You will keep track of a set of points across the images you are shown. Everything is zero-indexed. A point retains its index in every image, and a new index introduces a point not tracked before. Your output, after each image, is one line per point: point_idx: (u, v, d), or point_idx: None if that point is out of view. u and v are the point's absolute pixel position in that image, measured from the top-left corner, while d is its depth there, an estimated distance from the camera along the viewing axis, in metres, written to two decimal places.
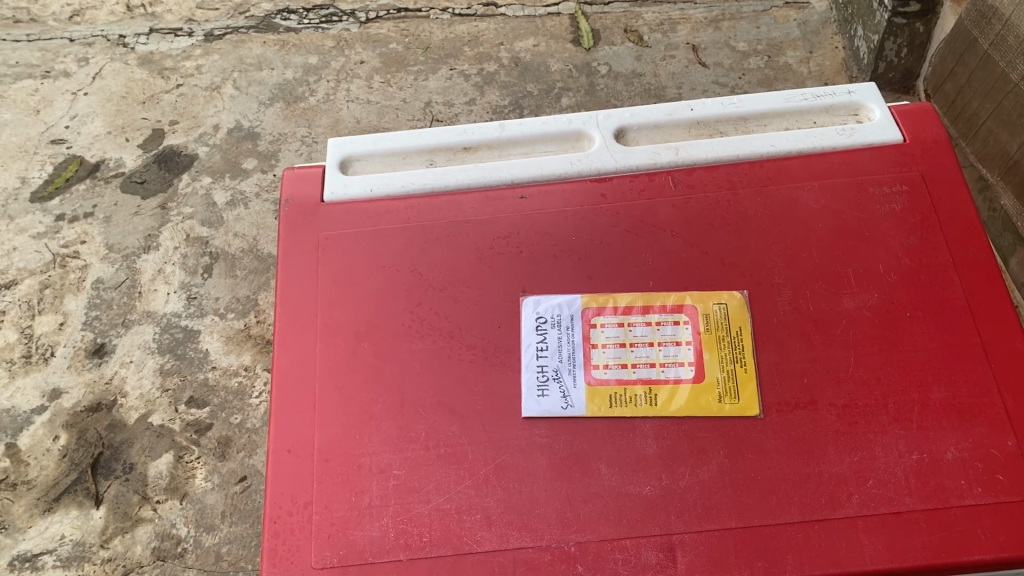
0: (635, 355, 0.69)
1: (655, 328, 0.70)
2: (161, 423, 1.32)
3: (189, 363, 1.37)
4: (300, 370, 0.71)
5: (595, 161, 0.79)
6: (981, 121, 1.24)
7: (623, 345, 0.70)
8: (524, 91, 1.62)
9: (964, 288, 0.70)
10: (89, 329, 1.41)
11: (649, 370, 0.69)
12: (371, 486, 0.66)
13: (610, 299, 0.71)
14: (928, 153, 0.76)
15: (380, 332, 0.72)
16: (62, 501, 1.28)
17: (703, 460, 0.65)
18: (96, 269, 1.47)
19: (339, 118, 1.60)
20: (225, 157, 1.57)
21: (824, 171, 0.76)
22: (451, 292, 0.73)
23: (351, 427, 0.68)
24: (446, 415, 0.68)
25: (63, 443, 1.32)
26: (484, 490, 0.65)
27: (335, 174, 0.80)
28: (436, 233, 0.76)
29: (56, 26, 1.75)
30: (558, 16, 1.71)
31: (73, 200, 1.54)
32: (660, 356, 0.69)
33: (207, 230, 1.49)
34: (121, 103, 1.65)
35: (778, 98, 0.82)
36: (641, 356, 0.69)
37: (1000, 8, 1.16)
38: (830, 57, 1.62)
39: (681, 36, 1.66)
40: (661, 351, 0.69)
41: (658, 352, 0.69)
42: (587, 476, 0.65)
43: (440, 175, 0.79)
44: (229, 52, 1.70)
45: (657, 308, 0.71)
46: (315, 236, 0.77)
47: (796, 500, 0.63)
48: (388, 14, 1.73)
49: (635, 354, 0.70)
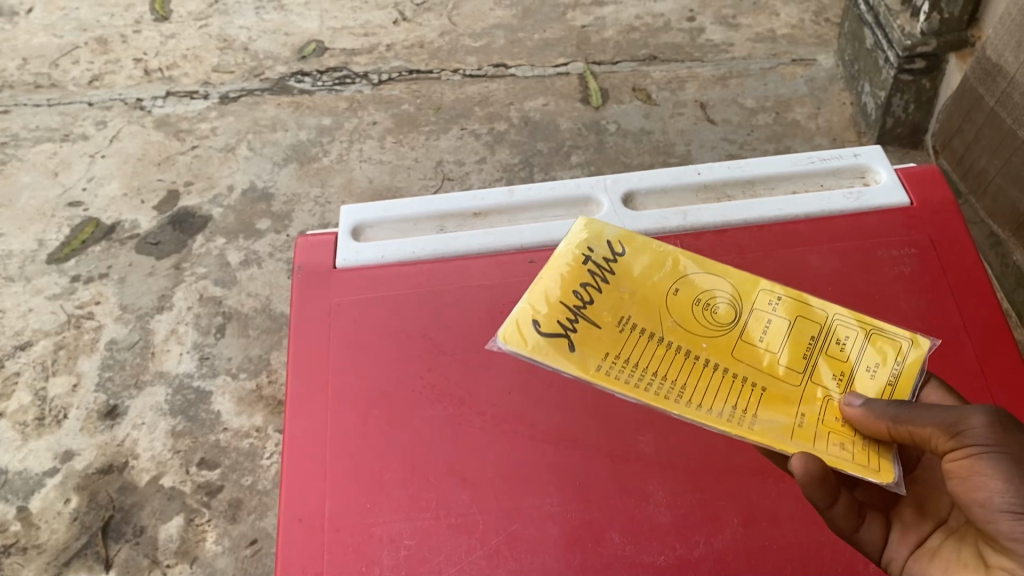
0: (850, 347, 0.65)
1: (710, 314, 0.66)
2: (172, 484, 1.27)
3: (201, 424, 1.33)
4: (311, 437, 0.71)
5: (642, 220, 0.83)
6: (990, 176, 1.29)
7: (898, 341, 0.65)
8: (534, 149, 1.63)
9: (975, 352, 0.72)
10: (102, 391, 1.38)
11: (870, 375, 0.64)
12: (381, 557, 0.66)
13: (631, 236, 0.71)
14: (935, 217, 0.80)
15: (390, 399, 0.72)
16: (72, 565, 1.22)
17: (717, 528, 0.66)
18: (110, 330, 1.44)
19: (352, 177, 1.62)
20: (239, 219, 1.58)
21: (831, 234, 0.79)
22: (461, 356, 0.74)
23: (362, 496, 0.68)
24: (456, 483, 0.68)
25: (74, 506, 1.27)
26: (496, 562, 0.65)
27: (346, 241, 0.83)
28: (447, 297, 0.78)
29: (76, 91, 1.79)
30: (567, 76, 1.74)
31: (89, 260, 1.54)
32: (815, 361, 0.64)
33: (220, 290, 1.47)
34: (137, 165, 1.67)
35: (784, 162, 0.86)
36: (867, 364, 0.64)
37: (1005, 67, 1.23)
38: (838, 113, 1.63)
39: (689, 93, 1.68)
40: (790, 342, 0.66)
41: (804, 346, 0.65)
42: (601, 545, 0.65)
43: (450, 241, 0.82)
44: (244, 114, 1.73)
45: (608, 342, 0.63)
46: (327, 301, 0.78)
47: (814, 570, 0.64)
48: (400, 76, 1.76)
49: (905, 367, 0.64)
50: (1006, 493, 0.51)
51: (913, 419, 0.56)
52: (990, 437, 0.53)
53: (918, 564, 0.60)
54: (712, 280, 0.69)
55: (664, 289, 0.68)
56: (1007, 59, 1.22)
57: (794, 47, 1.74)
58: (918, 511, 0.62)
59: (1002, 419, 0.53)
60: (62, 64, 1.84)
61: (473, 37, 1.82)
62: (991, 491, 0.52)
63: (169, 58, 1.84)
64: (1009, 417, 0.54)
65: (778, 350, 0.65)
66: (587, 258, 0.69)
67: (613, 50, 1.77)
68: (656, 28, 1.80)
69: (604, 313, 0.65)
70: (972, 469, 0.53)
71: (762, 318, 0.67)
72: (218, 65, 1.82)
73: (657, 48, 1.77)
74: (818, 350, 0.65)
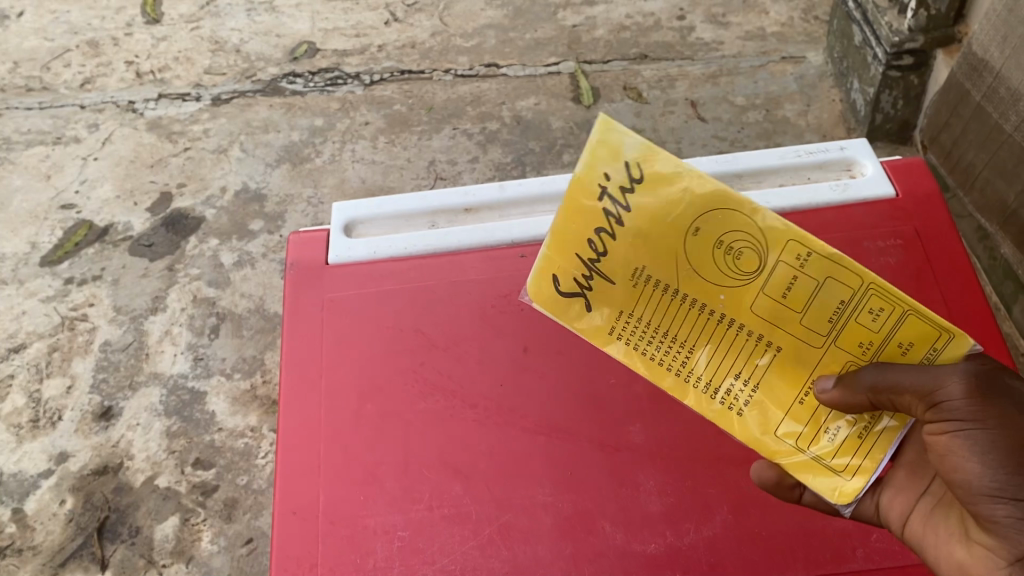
0: (882, 319, 0.55)
1: (731, 261, 0.56)
2: (167, 485, 1.28)
3: (195, 424, 1.33)
4: (306, 432, 0.73)
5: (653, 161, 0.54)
6: (977, 170, 1.31)
7: (942, 329, 0.54)
8: (526, 148, 1.64)
9: None
10: (97, 392, 1.38)
11: (903, 351, 0.56)
12: (376, 548, 0.68)
13: (658, 150, 0.54)
14: (921, 208, 0.82)
15: (383, 393, 0.74)
16: (68, 567, 1.22)
17: (707, 516, 0.68)
18: (104, 332, 1.45)
19: (344, 178, 1.62)
20: (232, 219, 1.58)
21: (818, 229, 0.82)
22: (453, 350, 0.76)
23: (357, 489, 0.70)
24: (450, 475, 0.70)
25: (70, 507, 1.27)
26: (489, 551, 0.67)
27: (338, 239, 0.84)
28: (438, 292, 0.80)
29: (67, 94, 1.80)
30: (558, 75, 1.74)
31: (82, 263, 1.54)
32: (844, 326, 0.57)
33: (213, 291, 1.48)
34: (130, 167, 1.67)
35: (771, 156, 0.88)
36: (902, 341, 0.56)
37: (990, 62, 1.24)
38: (828, 110, 1.64)
39: (680, 92, 1.69)
40: (817, 300, 0.56)
41: (832, 309, 0.56)
42: (591, 534, 0.68)
43: (442, 237, 0.84)
44: (237, 116, 1.73)
45: (623, 300, 0.61)
46: (319, 297, 0.80)
47: (802, 556, 0.67)
48: (392, 76, 1.77)
49: (941, 355, 0.55)
50: (982, 473, 0.52)
51: (891, 386, 0.55)
52: (966, 410, 0.52)
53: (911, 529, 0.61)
54: (742, 222, 0.54)
55: (681, 228, 0.56)
56: (993, 54, 1.23)
57: (783, 44, 1.75)
58: (911, 473, 0.63)
59: (978, 386, 0.52)
60: (54, 67, 1.84)
61: (464, 37, 1.83)
62: (969, 470, 0.52)
63: (161, 60, 1.84)
64: (986, 379, 0.52)
65: (802, 310, 0.57)
66: (602, 189, 0.57)
67: (603, 49, 1.78)
68: (646, 27, 1.81)
69: (620, 265, 0.60)
70: (953, 445, 0.53)
71: (787, 273, 0.56)
72: (209, 67, 1.82)
73: (648, 46, 1.77)
74: (848, 317, 0.56)
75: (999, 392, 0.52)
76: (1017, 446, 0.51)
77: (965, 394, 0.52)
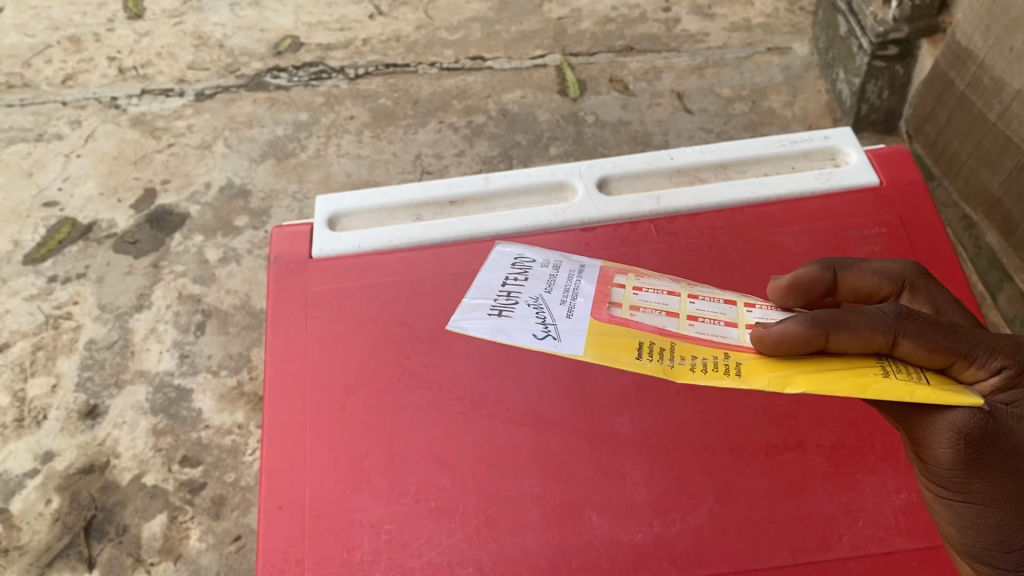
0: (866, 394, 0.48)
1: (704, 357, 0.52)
2: (154, 483, 1.27)
3: (182, 422, 1.32)
4: (291, 427, 0.73)
5: (523, 343, 0.56)
6: (962, 160, 1.31)
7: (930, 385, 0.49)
8: (512, 141, 1.63)
9: None
10: (82, 391, 1.37)
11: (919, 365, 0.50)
12: (362, 542, 0.67)
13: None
14: (904, 196, 0.82)
15: (369, 386, 0.74)
16: (55, 566, 1.21)
17: (693, 506, 0.68)
18: (89, 330, 1.43)
19: (330, 172, 1.61)
20: (217, 216, 1.57)
21: (802, 216, 0.82)
22: (439, 343, 0.76)
23: (343, 483, 0.70)
24: (436, 467, 0.70)
25: (56, 506, 1.26)
26: (475, 543, 0.67)
27: (323, 231, 0.85)
28: (423, 285, 0.80)
29: (49, 91, 1.78)
30: (544, 68, 1.74)
31: (66, 261, 1.52)
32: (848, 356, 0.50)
33: (199, 288, 1.47)
34: (113, 164, 1.65)
35: (755, 146, 0.89)
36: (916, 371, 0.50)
37: (974, 51, 1.24)
38: (814, 100, 1.64)
39: (666, 83, 1.69)
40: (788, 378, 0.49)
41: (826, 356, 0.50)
42: (578, 525, 0.67)
43: (428, 230, 0.85)
44: (221, 111, 1.72)
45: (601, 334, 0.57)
46: (304, 291, 0.81)
47: (788, 544, 0.66)
48: (377, 70, 1.76)
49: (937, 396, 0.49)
50: (963, 535, 0.53)
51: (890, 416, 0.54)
52: (951, 480, 0.52)
53: None
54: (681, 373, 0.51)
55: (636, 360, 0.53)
56: (976, 43, 1.23)
57: (769, 36, 1.75)
58: None
59: (966, 454, 0.50)
60: (35, 63, 1.82)
61: (449, 31, 1.82)
62: (952, 526, 0.54)
63: (143, 56, 1.83)
64: (981, 445, 0.50)
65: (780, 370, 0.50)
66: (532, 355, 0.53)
67: (589, 41, 1.77)
68: (632, 19, 1.80)
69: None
70: (942, 499, 0.54)
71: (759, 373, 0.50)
72: (193, 62, 1.81)
73: (634, 39, 1.77)
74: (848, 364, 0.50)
75: (992, 462, 0.50)
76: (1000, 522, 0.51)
77: (949, 463, 0.50)
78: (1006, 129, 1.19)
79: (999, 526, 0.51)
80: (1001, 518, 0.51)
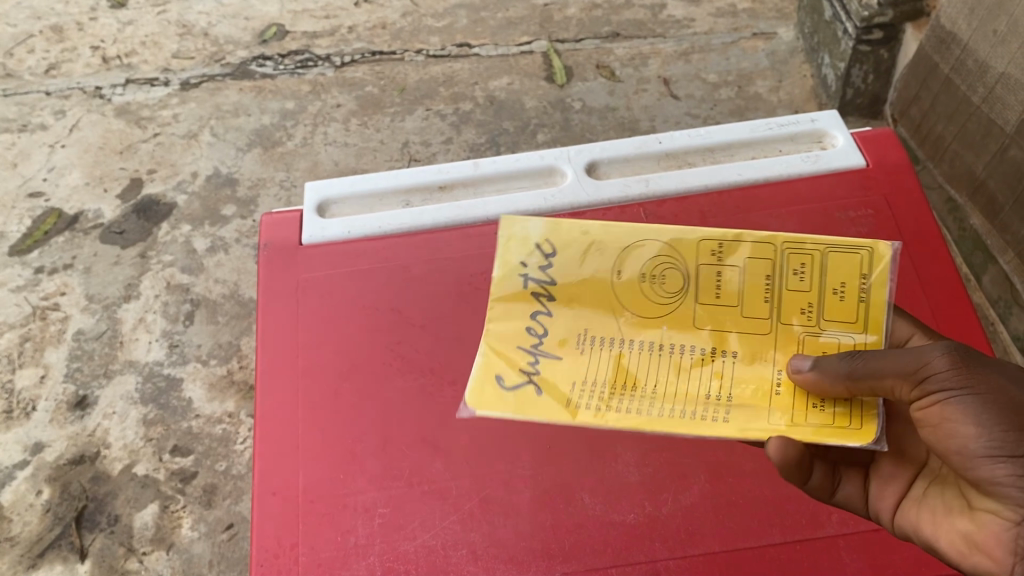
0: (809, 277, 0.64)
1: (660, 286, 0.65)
2: (145, 473, 1.27)
3: (172, 411, 1.32)
4: (283, 412, 0.73)
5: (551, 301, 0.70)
6: (946, 143, 1.32)
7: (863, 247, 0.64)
8: (500, 128, 1.64)
9: (931, 310, 0.75)
10: (71, 381, 1.37)
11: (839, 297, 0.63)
12: (356, 526, 0.68)
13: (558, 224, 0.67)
14: (890, 177, 0.83)
15: (360, 372, 0.75)
16: (46, 557, 1.21)
17: (684, 486, 0.69)
18: (77, 321, 1.43)
19: (317, 161, 1.61)
20: (204, 205, 1.56)
21: (790, 199, 0.83)
22: (430, 328, 0.77)
23: (336, 468, 0.70)
24: (429, 451, 0.70)
25: (46, 497, 1.26)
26: (469, 525, 0.68)
27: (312, 217, 0.85)
28: (414, 271, 0.81)
29: (32, 80, 1.76)
30: (531, 54, 1.74)
31: (52, 252, 1.52)
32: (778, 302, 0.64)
33: (187, 277, 1.46)
34: (98, 154, 1.65)
35: (743, 129, 0.90)
36: (835, 285, 0.63)
37: (958, 35, 1.25)
38: (800, 86, 1.64)
39: (653, 69, 1.69)
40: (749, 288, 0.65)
41: (763, 287, 0.64)
42: (571, 506, 0.68)
43: (417, 216, 0.85)
44: (206, 100, 1.71)
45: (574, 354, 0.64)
46: (294, 278, 0.81)
47: (777, 522, 0.67)
48: (363, 57, 1.75)
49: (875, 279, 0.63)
50: (977, 433, 0.52)
51: (872, 373, 0.56)
52: (951, 380, 0.53)
53: (907, 517, 0.61)
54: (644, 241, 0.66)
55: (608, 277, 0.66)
56: (960, 27, 1.24)
57: (754, 20, 1.76)
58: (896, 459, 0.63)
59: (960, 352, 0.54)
60: (17, 52, 1.81)
61: (435, 17, 1.82)
62: (963, 433, 0.53)
63: (127, 45, 1.81)
64: (965, 349, 0.54)
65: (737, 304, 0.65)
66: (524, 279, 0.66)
67: (576, 27, 1.77)
68: (618, 5, 1.80)
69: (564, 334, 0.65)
70: (944, 413, 0.53)
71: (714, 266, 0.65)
72: (177, 50, 1.80)
73: (620, 24, 1.77)
74: (781, 289, 0.64)
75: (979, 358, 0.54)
76: (1008, 410, 0.51)
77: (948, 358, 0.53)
78: (989, 112, 1.20)
79: (1007, 408, 0.52)
80: (1005, 397, 0.52)
